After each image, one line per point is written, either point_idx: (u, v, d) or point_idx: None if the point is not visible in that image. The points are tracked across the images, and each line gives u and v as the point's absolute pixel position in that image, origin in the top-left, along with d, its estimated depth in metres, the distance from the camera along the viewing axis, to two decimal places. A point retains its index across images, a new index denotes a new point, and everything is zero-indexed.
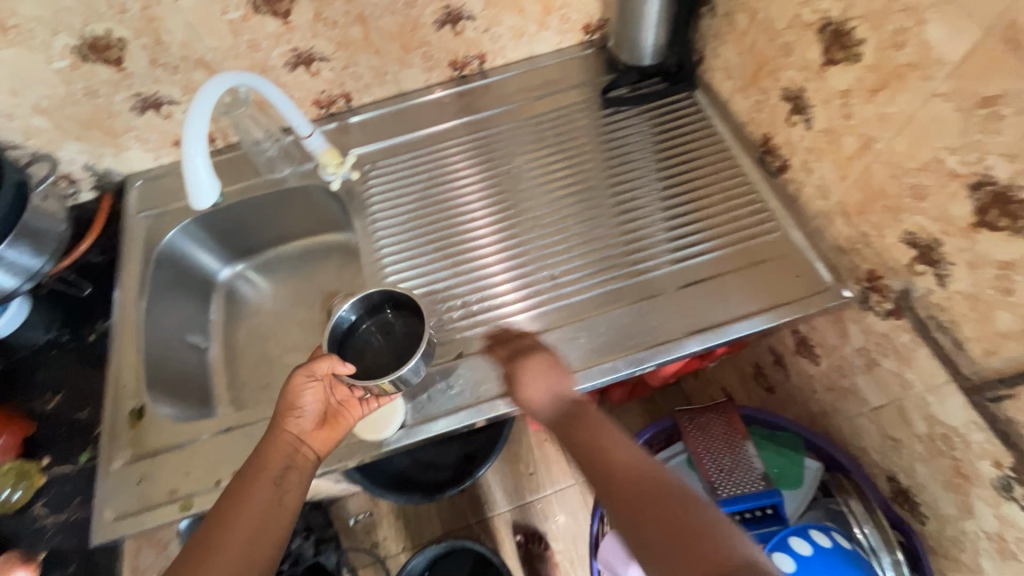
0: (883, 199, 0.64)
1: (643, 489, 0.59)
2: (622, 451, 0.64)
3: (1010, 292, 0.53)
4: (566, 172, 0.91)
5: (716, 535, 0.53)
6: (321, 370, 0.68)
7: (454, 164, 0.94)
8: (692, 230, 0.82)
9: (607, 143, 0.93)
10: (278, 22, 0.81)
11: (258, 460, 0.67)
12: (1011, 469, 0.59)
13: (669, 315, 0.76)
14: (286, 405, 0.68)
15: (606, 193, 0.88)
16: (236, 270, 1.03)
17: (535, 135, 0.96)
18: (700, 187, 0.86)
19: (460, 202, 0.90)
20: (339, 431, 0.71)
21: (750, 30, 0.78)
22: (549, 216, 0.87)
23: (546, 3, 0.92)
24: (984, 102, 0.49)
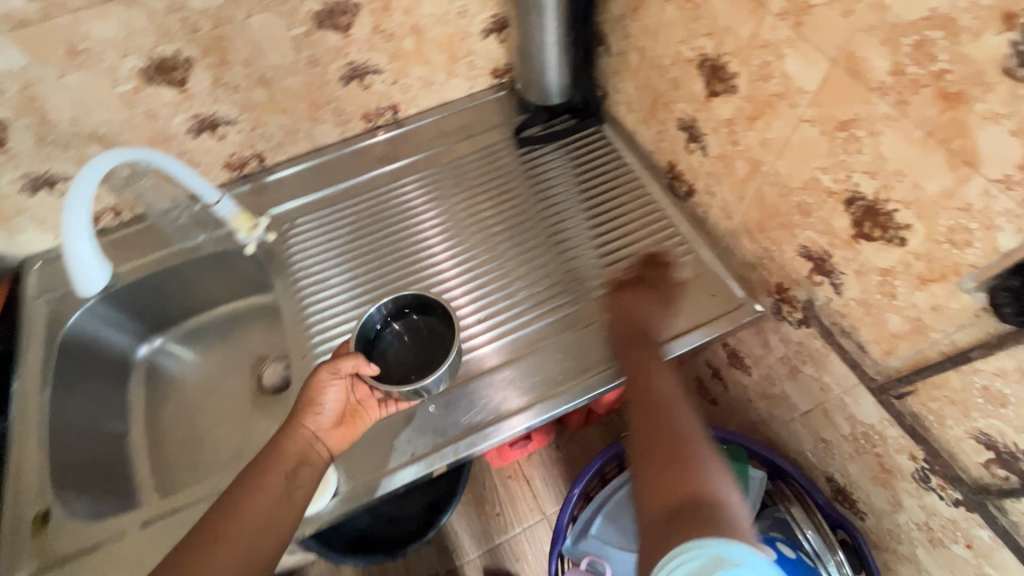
0: (777, 216, 0.68)
1: (660, 407, 0.58)
2: (664, 381, 0.61)
3: (895, 296, 0.56)
4: (500, 207, 0.92)
5: (706, 467, 0.50)
6: (346, 369, 0.67)
7: (385, 209, 0.94)
8: (619, 256, 0.84)
9: (535, 176, 0.95)
10: (175, 91, 0.79)
11: (272, 452, 0.64)
12: (925, 461, 0.62)
13: (617, 336, 0.78)
14: (306, 400, 0.67)
15: (541, 223, 0.90)
16: (155, 345, 0.97)
17: (463, 175, 0.97)
18: (626, 211, 0.88)
19: (402, 244, 0.90)
20: (355, 431, 0.69)
21: (642, 67, 0.82)
22: (494, 248, 0.88)
23: (452, 52, 0.94)
24: (843, 126, 0.53)
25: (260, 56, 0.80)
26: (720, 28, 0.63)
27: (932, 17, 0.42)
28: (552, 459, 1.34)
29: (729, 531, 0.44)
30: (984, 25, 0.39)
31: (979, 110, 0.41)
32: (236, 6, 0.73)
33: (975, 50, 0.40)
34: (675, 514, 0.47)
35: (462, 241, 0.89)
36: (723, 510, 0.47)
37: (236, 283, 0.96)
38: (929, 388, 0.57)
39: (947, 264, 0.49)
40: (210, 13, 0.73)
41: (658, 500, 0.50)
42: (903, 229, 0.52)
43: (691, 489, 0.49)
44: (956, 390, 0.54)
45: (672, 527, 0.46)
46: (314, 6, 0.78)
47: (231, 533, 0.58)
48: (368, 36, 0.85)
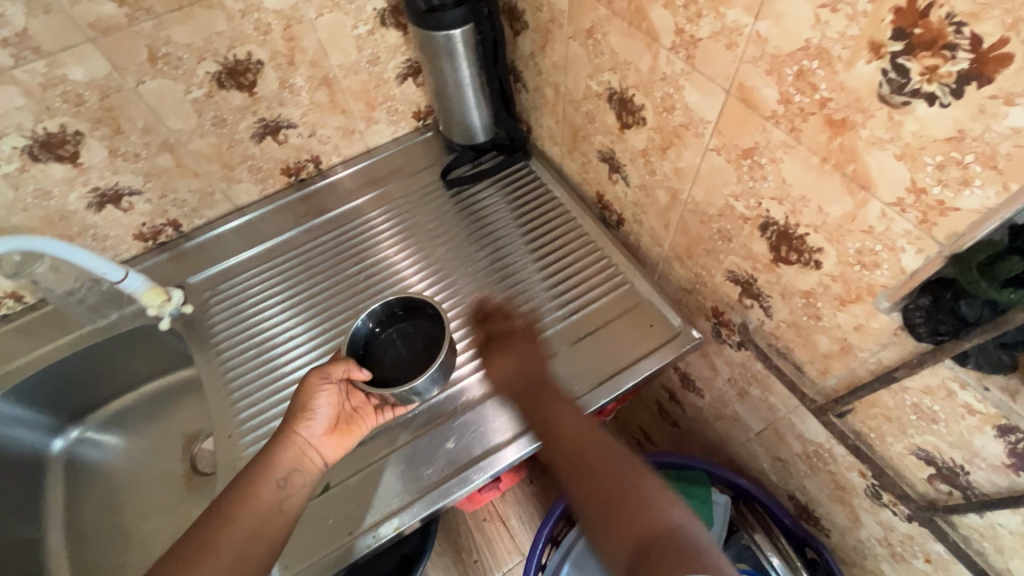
0: (701, 243, 0.67)
1: (582, 454, 0.57)
2: (577, 422, 0.61)
3: (820, 317, 0.55)
4: (442, 246, 0.89)
5: (653, 501, 0.50)
6: (337, 374, 0.65)
7: (322, 261, 0.90)
8: (567, 287, 0.82)
9: (474, 213, 0.93)
10: (67, 166, 0.74)
11: (264, 458, 0.62)
12: (874, 478, 0.61)
13: (579, 365, 0.75)
14: (298, 407, 0.64)
15: (487, 259, 0.87)
16: (73, 437, 0.90)
17: (399, 219, 0.93)
18: (568, 240, 0.87)
19: (348, 292, 0.86)
20: (351, 439, 0.66)
21: (558, 101, 0.81)
22: (448, 284, 0.85)
23: (369, 99, 0.92)
24: (746, 154, 0.53)
25: (158, 122, 0.76)
26: (621, 62, 0.63)
27: (807, 48, 0.42)
28: (526, 496, 1.28)
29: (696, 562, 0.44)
30: (855, 54, 0.39)
31: (864, 136, 0.41)
32: (124, 75, 0.70)
33: (850, 78, 0.40)
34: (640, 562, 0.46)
35: (410, 282, 0.86)
36: (679, 541, 0.47)
37: (161, 359, 0.90)
38: (866, 407, 0.56)
39: (861, 285, 0.48)
40: (96, 84, 0.69)
41: (621, 552, 0.48)
42: (816, 252, 0.51)
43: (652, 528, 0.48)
44: (890, 408, 0.53)
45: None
46: (212, 67, 0.74)
47: (222, 546, 0.56)
48: (275, 92, 0.82)
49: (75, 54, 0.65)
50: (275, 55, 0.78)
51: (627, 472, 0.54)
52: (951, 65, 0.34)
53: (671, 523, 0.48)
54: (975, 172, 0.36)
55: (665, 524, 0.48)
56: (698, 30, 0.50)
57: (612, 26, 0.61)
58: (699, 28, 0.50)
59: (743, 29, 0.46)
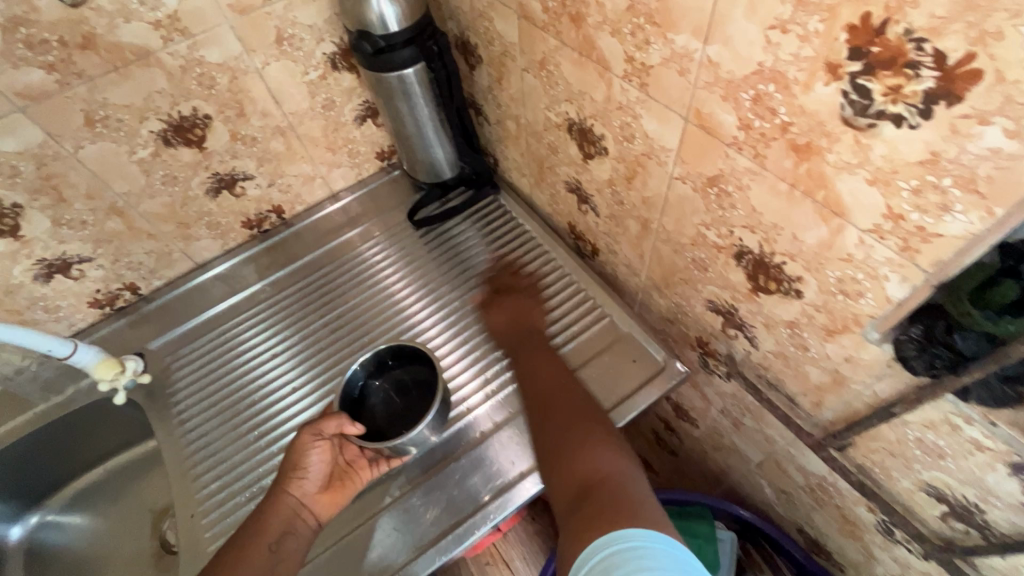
0: (678, 272, 0.64)
1: (550, 403, 0.64)
2: (551, 374, 0.68)
3: (807, 348, 0.52)
4: (416, 289, 0.85)
5: (602, 452, 0.55)
6: (330, 429, 0.61)
7: (291, 314, 0.85)
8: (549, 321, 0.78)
9: (447, 251, 0.89)
10: (8, 240, 0.70)
11: (256, 524, 0.58)
12: (883, 515, 0.56)
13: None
14: (289, 466, 0.60)
15: (467, 296, 0.83)
16: (33, 523, 0.84)
17: (368, 264, 0.90)
18: (546, 272, 0.83)
19: (320, 343, 0.82)
20: (346, 495, 0.62)
21: (521, 133, 0.79)
22: (426, 325, 0.81)
23: (328, 144, 0.89)
24: (711, 181, 0.50)
25: (103, 186, 0.73)
26: (576, 93, 0.60)
27: (761, 71, 0.39)
28: (529, 535, 1.22)
29: (637, 494, 0.49)
30: (811, 76, 0.36)
31: (832, 161, 0.38)
32: (61, 141, 0.66)
33: (810, 101, 0.37)
34: (580, 495, 0.51)
35: (386, 328, 0.81)
36: (622, 478, 0.52)
37: (127, 430, 0.86)
38: (866, 440, 0.52)
39: (847, 315, 0.45)
40: (30, 153, 0.65)
41: (566, 488, 0.54)
42: (796, 281, 0.48)
43: (595, 467, 0.54)
44: (892, 442, 0.49)
45: (581, 507, 0.50)
46: (155, 126, 0.71)
47: None
48: (227, 145, 0.79)
49: (5, 125, 0.62)
50: (222, 108, 0.75)
51: (581, 438, 0.58)
52: (916, 84, 0.31)
53: (617, 469, 0.53)
54: (955, 197, 0.32)
55: (609, 469, 0.53)
56: (649, 56, 0.47)
57: (563, 56, 0.59)
58: (649, 55, 0.47)
59: (693, 54, 0.43)
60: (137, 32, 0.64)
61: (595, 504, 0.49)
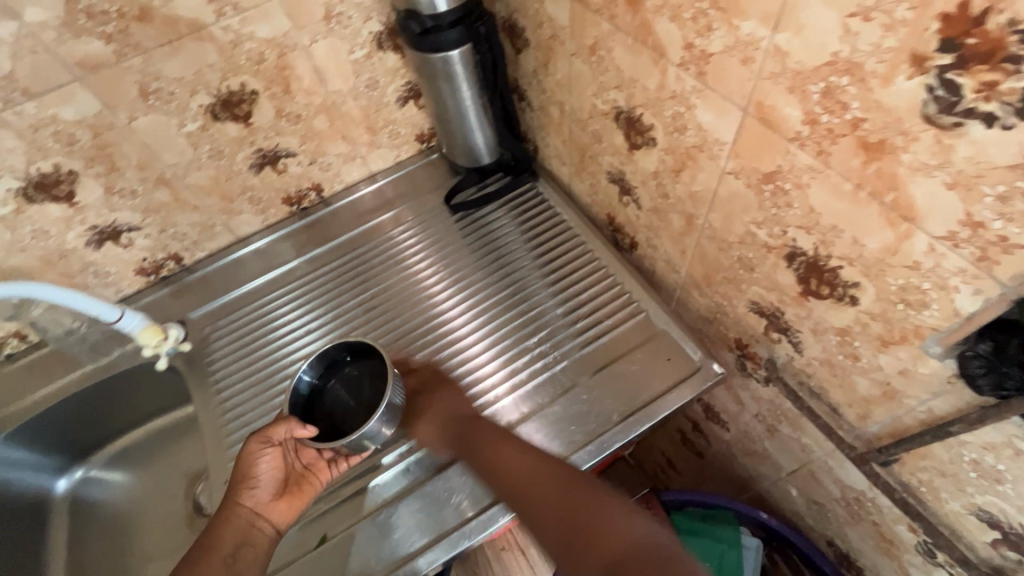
0: (721, 271, 0.61)
1: (531, 485, 0.52)
2: (517, 453, 0.55)
3: (858, 358, 0.49)
4: (450, 273, 0.85)
5: (612, 518, 0.45)
6: (279, 436, 0.61)
7: (326, 292, 0.87)
8: (582, 315, 0.77)
9: (480, 238, 0.88)
10: (64, 206, 0.72)
11: (210, 539, 0.60)
12: (927, 536, 0.54)
13: (601, 399, 0.70)
14: (240, 476, 0.62)
15: (502, 283, 0.82)
16: (77, 477, 0.89)
17: (410, 245, 0.90)
18: (580, 263, 0.82)
19: (352, 323, 0.82)
20: (302, 500, 0.63)
21: (564, 120, 0.77)
22: (460, 310, 0.80)
23: (369, 124, 0.89)
24: (767, 178, 0.47)
25: (154, 157, 0.74)
26: (627, 80, 0.58)
27: (835, 62, 0.36)
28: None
29: None
30: (892, 69, 0.33)
31: (906, 161, 0.35)
32: (116, 111, 0.68)
33: (887, 96, 0.34)
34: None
35: (419, 311, 0.82)
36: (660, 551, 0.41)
37: (165, 395, 0.89)
38: (914, 458, 0.49)
39: (906, 326, 0.42)
40: (87, 122, 0.67)
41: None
42: (852, 287, 0.45)
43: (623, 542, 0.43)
44: (944, 462, 0.46)
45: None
46: (205, 100, 0.72)
47: None
48: (272, 122, 0.79)
49: (63, 94, 0.64)
50: (270, 84, 0.76)
51: (593, 510, 0.46)
52: (1015, 80, 0.28)
53: (640, 534, 0.43)
54: None
55: (632, 536, 0.43)
56: (710, 44, 0.45)
57: (616, 41, 0.57)
58: (711, 41, 0.45)
59: (760, 42, 0.41)
60: (191, 6, 0.64)
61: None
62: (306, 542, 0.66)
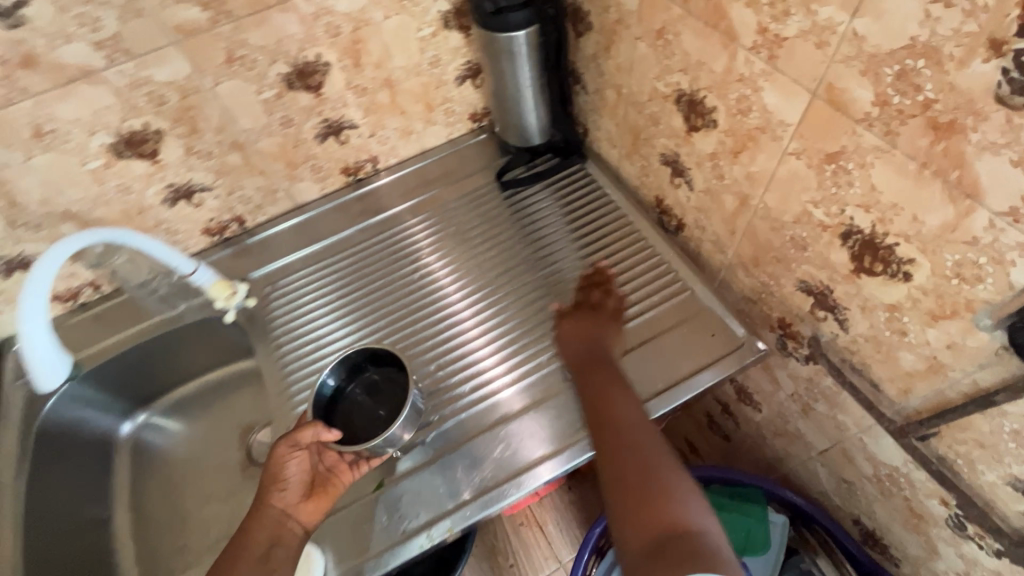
0: (771, 251, 0.64)
1: (622, 434, 0.61)
2: (627, 404, 0.65)
3: (905, 333, 0.52)
4: (489, 253, 0.89)
5: (683, 505, 0.53)
6: (306, 439, 0.67)
7: (371, 264, 0.91)
8: (626, 290, 0.81)
9: (522, 220, 0.92)
10: (147, 163, 0.77)
11: (244, 539, 0.64)
12: (959, 508, 0.56)
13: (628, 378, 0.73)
14: (271, 478, 0.67)
15: (538, 266, 0.86)
16: (140, 421, 0.94)
17: (453, 222, 0.94)
18: (620, 248, 0.85)
19: (393, 295, 0.87)
20: (328, 499, 0.66)
21: (620, 103, 0.80)
22: (491, 292, 0.85)
23: (427, 101, 0.92)
24: (830, 158, 0.50)
25: (231, 122, 0.79)
26: (693, 63, 0.61)
27: (912, 46, 0.39)
28: (562, 501, 1.40)
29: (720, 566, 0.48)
30: (969, 53, 0.36)
31: (974, 141, 0.38)
32: (203, 75, 0.72)
33: (962, 78, 0.37)
34: (657, 552, 0.50)
35: (453, 290, 0.86)
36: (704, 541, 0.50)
37: (223, 350, 0.94)
38: (953, 431, 0.52)
39: (959, 300, 0.45)
40: (177, 84, 0.72)
41: (637, 533, 0.52)
42: (907, 263, 0.48)
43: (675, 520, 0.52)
44: (984, 433, 0.49)
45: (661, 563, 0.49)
46: (283, 69, 0.77)
47: None
48: (340, 93, 0.84)
49: (159, 56, 0.69)
50: (342, 56, 0.80)
51: (661, 481, 0.56)
52: None
53: (697, 526, 0.52)
54: None
55: (692, 526, 0.51)
56: (785, 28, 0.48)
57: (686, 26, 0.60)
58: (786, 26, 0.48)
59: (838, 27, 0.44)
60: None
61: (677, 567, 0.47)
62: (363, 486, 0.71)
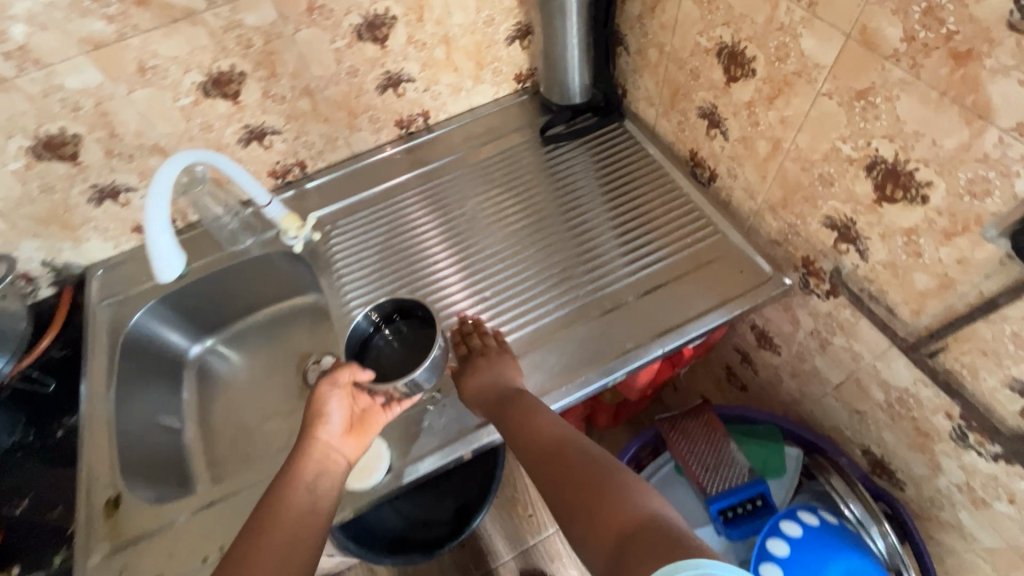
0: (800, 191, 0.71)
1: (557, 460, 0.60)
2: (552, 429, 0.64)
3: (920, 255, 0.59)
4: (519, 207, 0.96)
5: (629, 498, 0.52)
6: (344, 379, 0.72)
7: (410, 214, 0.98)
8: (647, 239, 0.88)
9: (555, 175, 0.99)
10: (229, 103, 0.85)
11: (290, 473, 0.66)
12: (962, 418, 0.63)
13: (648, 314, 0.81)
14: (313, 415, 0.70)
15: (563, 218, 0.93)
16: (207, 346, 1.03)
17: (485, 178, 1.01)
18: (646, 201, 0.92)
19: (430, 241, 0.94)
20: (367, 435, 0.71)
21: (661, 62, 0.87)
22: (519, 241, 0.92)
23: (479, 59, 0.99)
24: (860, 95, 0.57)
25: (305, 68, 0.86)
26: (736, 16, 0.68)
27: None
28: None
29: (678, 538, 0.46)
30: None
31: (989, 66, 0.45)
32: (286, 22, 0.80)
33: (979, 10, 0.44)
34: (620, 556, 0.48)
35: (483, 239, 0.93)
36: (657, 522, 0.49)
37: (283, 285, 1.02)
38: (960, 342, 0.59)
39: (970, 215, 0.52)
40: (264, 29, 0.80)
41: (602, 545, 0.51)
42: (925, 187, 0.55)
43: (628, 515, 0.51)
44: (987, 341, 0.56)
45: (627, 563, 0.47)
46: (355, 20, 0.84)
47: (264, 549, 0.60)
48: (402, 47, 0.91)
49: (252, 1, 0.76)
50: (408, 11, 0.87)
51: (605, 485, 0.55)
52: None
53: (648, 513, 0.50)
54: None
55: (642, 515, 0.50)
56: None
57: None
58: None
59: None
60: None
61: (640, 562, 0.46)
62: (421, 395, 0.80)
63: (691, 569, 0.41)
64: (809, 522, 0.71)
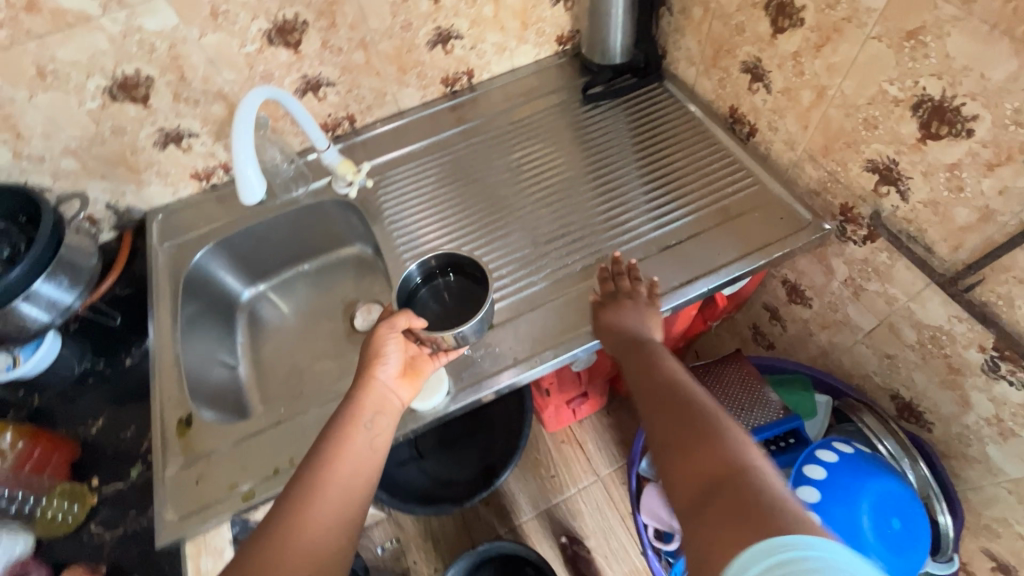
0: (843, 137, 0.74)
1: (659, 393, 0.57)
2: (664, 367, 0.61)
3: (962, 189, 0.62)
4: (559, 162, 1.00)
5: (725, 441, 0.47)
6: (400, 324, 0.71)
7: (453, 168, 1.02)
8: (683, 192, 0.91)
9: (594, 132, 1.02)
10: (290, 52, 0.89)
11: (349, 411, 0.65)
12: (995, 349, 0.67)
13: (686, 259, 0.84)
14: (370, 356, 0.69)
15: (602, 172, 0.97)
16: (258, 292, 1.08)
17: (526, 135, 1.05)
18: (683, 157, 0.95)
19: (473, 193, 0.98)
20: (419, 380, 0.72)
21: (705, 19, 0.90)
22: (560, 194, 0.96)
23: (524, 19, 1.03)
24: (910, 35, 0.60)
25: (363, 21, 0.90)
26: None
27: None
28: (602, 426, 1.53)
29: (770, 497, 0.42)
30: None
31: None
32: None
33: None
34: (703, 498, 0.45)
35: (524, 192, 0.97)
36: (752, 474, 0.44)
37: (331, 234, 1.06)
38: (997, 273, 0.63)
39: (1014, 144, 0.55)
40: None
41: (682, 484, 0.47)
42: (970, 121, 0.58)
43: (718, 461, 0.46)
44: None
45: (705, 513, 0.44)
46: None
47: (329, 483, 0.59)
48: (454, 3, 0.94)
49: None
50: None
51: (698, 426, 0.50)
52: None
53: (743, 462, 0.45)
54: None
55: (735, 463, 0.45)
56: None
57: None
58: None
59: None
60: None
61: (723, 512, 0.42)
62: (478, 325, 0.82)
63: (794, 557, 0.37)
64: (844, 450, 0.80)
